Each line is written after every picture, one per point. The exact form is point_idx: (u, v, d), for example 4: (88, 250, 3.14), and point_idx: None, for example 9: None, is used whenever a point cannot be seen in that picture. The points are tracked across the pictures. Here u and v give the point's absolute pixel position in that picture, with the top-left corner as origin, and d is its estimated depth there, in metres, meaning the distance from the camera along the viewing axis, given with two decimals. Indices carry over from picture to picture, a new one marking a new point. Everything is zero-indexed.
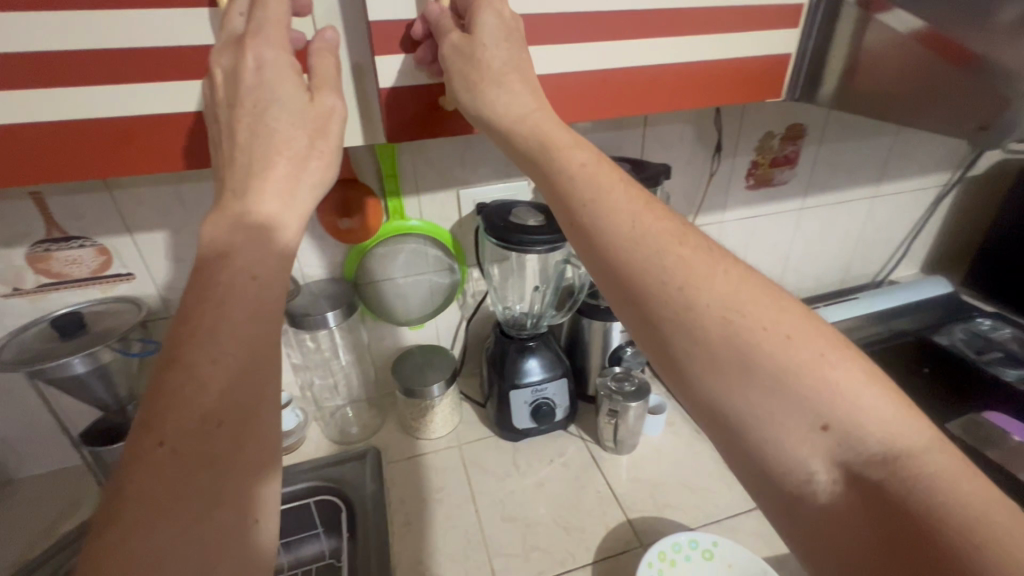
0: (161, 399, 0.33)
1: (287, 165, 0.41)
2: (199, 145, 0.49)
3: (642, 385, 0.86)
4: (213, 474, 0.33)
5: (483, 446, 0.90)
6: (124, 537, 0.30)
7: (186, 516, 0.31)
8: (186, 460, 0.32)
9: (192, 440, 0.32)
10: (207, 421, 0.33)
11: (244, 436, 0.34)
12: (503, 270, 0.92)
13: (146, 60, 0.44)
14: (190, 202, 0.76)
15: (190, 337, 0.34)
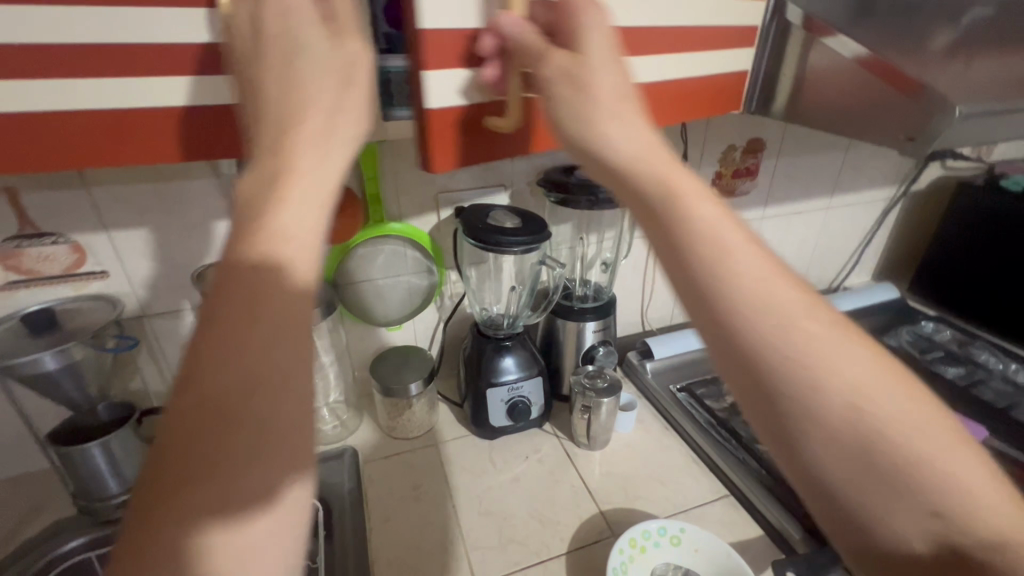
0: (186, 386, 0.29)
1: (317, 124, 0.37)
2: (201, 138, 0.48)
3: (614, 382, 0.90)
4: (229, 488, 0.28)
5: (459, 444, 0.92)
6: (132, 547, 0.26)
7: (196, 535, 0.27)
8: (201, 468, 0.28)
9: (212, 444, 0.28)
10: (229, 423, 0.29)
11: (266, 447, 0.30)
12: (480, 272, 0.96)
13: (142, 53, 0.43)
14: (169, 200, 0.77)
15: (222, 319, 0.30)
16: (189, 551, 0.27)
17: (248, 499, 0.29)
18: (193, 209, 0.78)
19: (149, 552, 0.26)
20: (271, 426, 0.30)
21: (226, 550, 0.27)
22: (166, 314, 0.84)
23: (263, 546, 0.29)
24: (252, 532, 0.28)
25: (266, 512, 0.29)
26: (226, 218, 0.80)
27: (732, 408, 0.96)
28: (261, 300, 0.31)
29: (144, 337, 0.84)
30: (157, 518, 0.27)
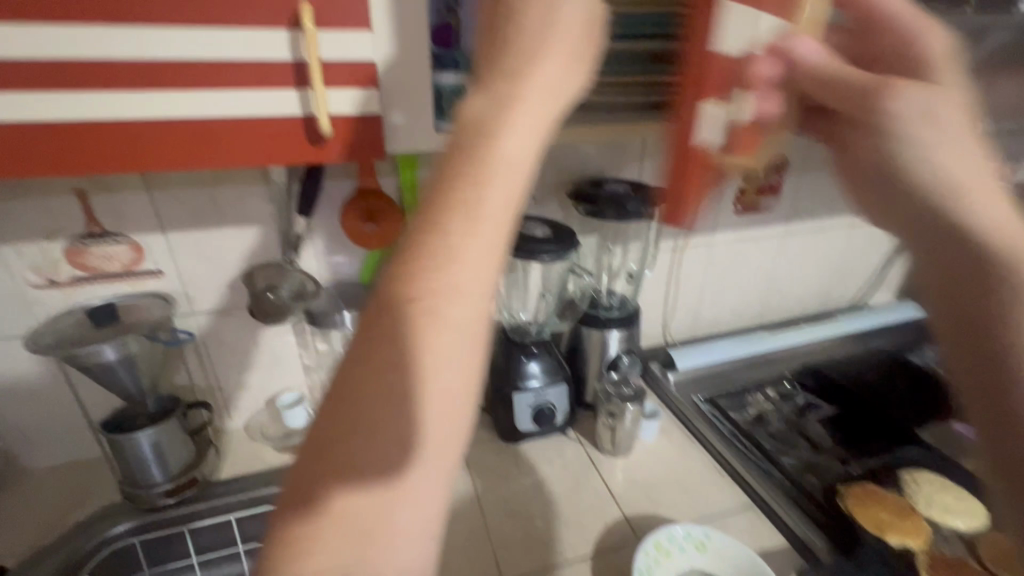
0: (354, 377, 0.29)
1: (551, 71, 0.33)
2: (276, 145, 0.49)
3: (639, 389, 0.91)
4: (379, 488, 0.28)
5: (486, 447, 0.95)
6: (288, 528, 0.28)
7: (346, 530, 0.27)
8: (357, 465, 0.28)
9: (372, 443, 0.28)
10: (391, 425, 0.29)
11: (418, 458, 0.29)
12: (508, 281, 0.99)
13: (228, 73, 0.45)
14: (223, 204, 0.82)
15: (395, 318, 0.30)
16: (338, 547, 0.27)
17: (397, 505, 0.28)
18: (245, 214, 0.83)
19: (300, 535, 0.27)
20: (426, 436, 0.29)
21: (368, 552, 0.28)
22: (213, 312, 0.88)
23: (403, 558, 0.28)
24: (396, 538, 0.28)
25: (409, 521, 0.29)
26: (273, 223, 0.85)
27: (755, 419, 0.97)
28: (439, 308, 0.30)
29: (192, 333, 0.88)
30: (312, 506, 0.28)
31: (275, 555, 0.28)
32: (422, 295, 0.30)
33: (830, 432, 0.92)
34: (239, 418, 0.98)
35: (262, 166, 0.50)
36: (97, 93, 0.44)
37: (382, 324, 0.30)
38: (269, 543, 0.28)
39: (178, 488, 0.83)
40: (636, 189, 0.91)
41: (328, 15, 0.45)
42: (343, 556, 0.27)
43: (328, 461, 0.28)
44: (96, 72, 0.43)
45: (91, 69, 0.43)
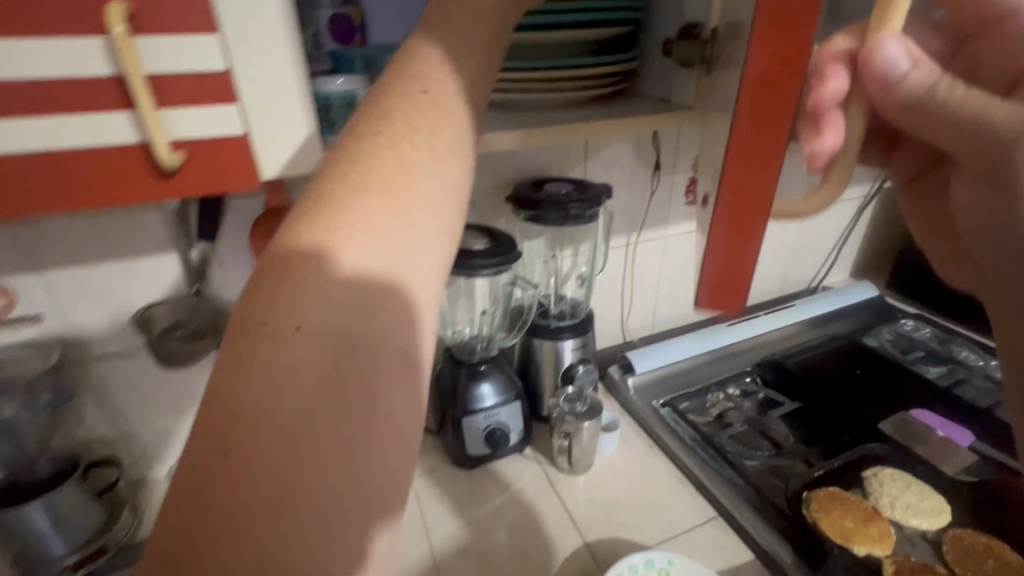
0: (328, 192, 0.29)
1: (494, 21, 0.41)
2: (109, 180, 0.38)
3: (595, 403, 0.86)
4: (365, 279, 0.27)
5: (436, 475, 0.88)
6: (250, 333, 0.24)
7: (329, 322, 0.25)
8: (338, 259, 0.26)
9: (356, 239, 0.27)
10: (376, 223, 0.28)
11: (407, 251, 0.28)
12: (451, 293, 0.92)
13: (16, 95, 0.34)
14: (108, 235, 0.71)
15: (367, 145, 0.31)
16: (320, 339, 0.24)
17: (389, 296, 0.27)
18: (137, 243, 0.73)
19: (271, 333, 0.24)
20: (414, 237, 0.29)
21: (358, 343, 0.25)
22: (111, 355, 0.78)
23: (397, 354, 0.26)
24: (387, 331, 0.26)
25: (403, 313, 0.27)
26: (173, 252, 0.75)
27: (717, 421, 0.93)
28: (411, 134, 0.32)
29: (87, 383, 0.77)
30: (284, 301, 0.25)
31: (227, 380, 0.23)
32: (390, 126, 0.32)
33: (790, 429, 0.91)
34: (159, 466, 0.88)
35: (96, 207, 0.39)
36: None
37: (352, 154, 0.31)
38: (223, 359, 0.24)
39: (86, 558, 0.73)
40: (579, 189, 0.84)
41: (153, 15, 0.35)
42: (330, 348, 0.25)
43: (301, 261, 0.26)
44: None
45: None
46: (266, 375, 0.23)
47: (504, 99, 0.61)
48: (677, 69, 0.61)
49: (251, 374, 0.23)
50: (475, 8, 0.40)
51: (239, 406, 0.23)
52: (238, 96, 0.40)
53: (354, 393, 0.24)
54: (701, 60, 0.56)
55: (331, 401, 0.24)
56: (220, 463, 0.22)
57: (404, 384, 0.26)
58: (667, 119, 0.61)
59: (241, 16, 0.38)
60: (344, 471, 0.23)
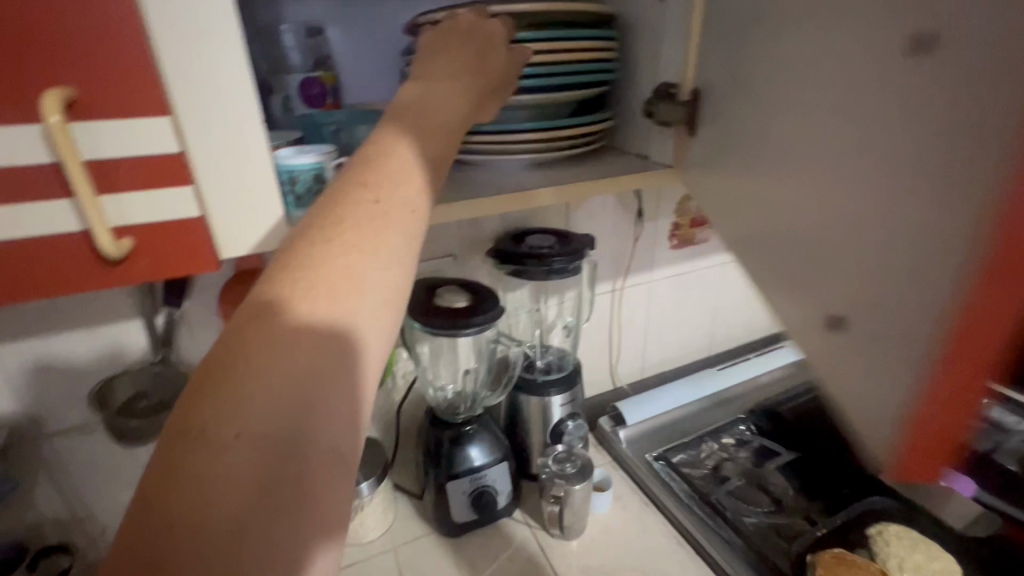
0: (275, 290, 0.29)
1: (459, 97, 0.44)
2: (49, 271, 0.36)
3: (585, 464, 0.82)
4: (304, 386, 0.27)
5: (420, 546, 0.83)
6: (187, 439, 0.25)
7: (283, 399, 0.27)
8: (280, 364, 0.27)
9: (299, 342, 0.28)
10: (318, 327, 0.29)
11: (348, 354, 0.29)
12: (433, 348, 0.87)
13: None
14: (67, 305, 0.67)
15: (317, 244, 0.31)
16: (268, 430, 0.26)
17: (329, 398, 0.28)
18: (98, 311, 0.69)
19: (209, 441, 0.25)
20: (356, 338, 0.30)
21: (295, 450, 0.26)
22: (68, 430, 0.73)
23: (330, 457, 0.28)
24: (337, 407, 0.28)
25: (339, 416, 0.28)
26: (137, 318, 0.71)
27: (713, 474, 0.90)
28: (362, 234, 0.32)
29: (40, 461, 0.72)
30: (242, 377, 0.26)
31: (184, 441, 0.25)
32: (342, 224, 0.32)
33: (788, 481, 0.88)
34: None
35: (33, 300, 0.36)
36: None
37: (302, 252, 0.31)
38: (160, 463, 0.24)
39: None
40: (562, 240, 0.83)
41: (95, 101, 0.33)
42: (267, 456, 0.26)
43: (242, 364, 0.26)
44: None
45: None
46: (203, 484, 0.24)
47: (472, 159, 0.61)
48: (655, 127, 0.61)
49: (187, 483, 0.24)
50: (435, 114, 0.42)
51: (173, 515, 0.23)
52: (191, 178, 0.38)
53: (287, 497, 0.26)
54: (684, 120, 0.55)
55: (264, 509, 0.25)
56: (176, 529, 0.23)
57: (334, 484, 0.27)
58: (646, 177, 0.60)
59: (192, 100, 0.36)
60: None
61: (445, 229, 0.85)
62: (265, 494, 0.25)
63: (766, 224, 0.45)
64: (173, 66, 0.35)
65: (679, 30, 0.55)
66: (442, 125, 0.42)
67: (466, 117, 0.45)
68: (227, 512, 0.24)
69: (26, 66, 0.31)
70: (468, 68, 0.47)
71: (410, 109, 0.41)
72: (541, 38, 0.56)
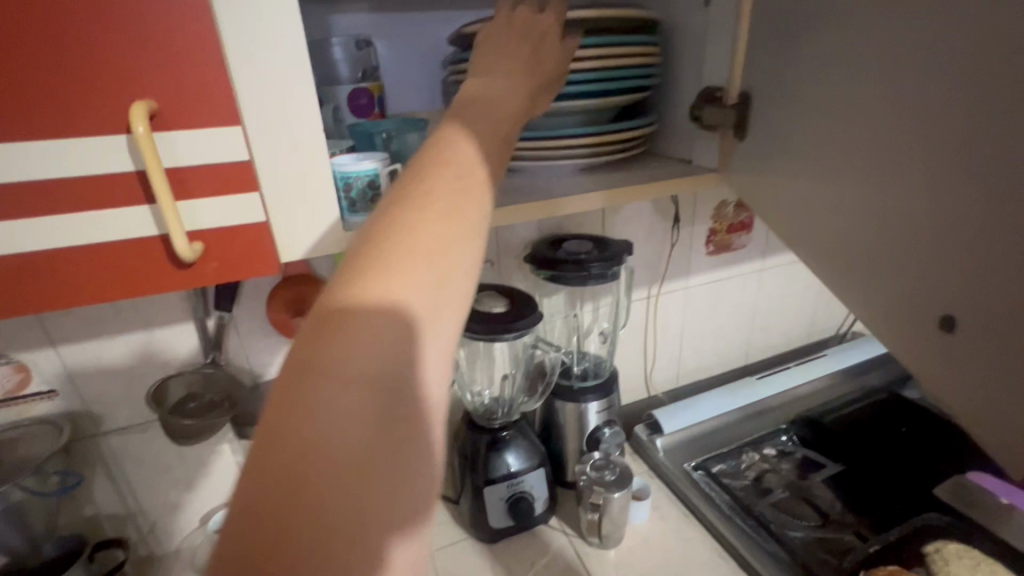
0: (373, 253, 0.30)
1: (515, 88, 0.45)
2: (127, 273, 0.38)
3: (624, 472, 0.81)
4: (405, 346, 0.28)
5: (458, 550, 0.83)
6: (292, 414, 0.26)
7: (375, 377, 0.27)
8: (368, 348, 0.27)
9: (400, 303, 0.29)
10: (417, 291, 0.29)
11: (442, 318, 0.30)
12: (470, 353, 0.89)
13: (36, 195, 0.34)
14: (127, 308, 0.70)
15: (409, 214, 0.32)
16: (365, 407, 0.27)
17: (426, 356, 0.29)
18: (155, 315, 0.72)
19: (323, 391, 0.26)
20: (448, 302, 0.31)
21: (397, 404, 0.28)
22: (124, 429, 0.76)
23: (428, 412, 0.29)
24: (424, 383, 0.29)
25: (433, 375, 0.30)
26: (190, 322, 0.74)
27: (755, 486, 0.88)
28: (449, 206, 0.33)
29: (97, 457, 0.75)
30: (336, 355, 0.27)
31: (290, 416, 0.26)
32: (432, 194, 0.33)
33: (835, 495, 0.85)
34: (169, 543, 0.83)
35: (112, 300, 0.38)
36: None
37: (395, 220, 0.31)
38: (278, 409, 0.26)
39: None
40: (600, 246, 0.83)
41: (175, 112, 0.35)
42: (375, 409, 0.27)
43: (332, 349, 0.27)
44: None
45: None
46: (311, 462, 0.25)
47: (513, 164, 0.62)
48: (699, 132, 0.61)
49: (305, 427, 0.26)
50: (495, 107, 0.43)
51: (295, 455, 0.25)
52: (257, 184, 0.39)
53: (393, 445, 0.27)
54: (735, 124, 0.55)
55: (374, 455, 0.27)
56: (289, 500, 0.25)
57: (427, 457, 0.28)
58: (691, 180, 0.60)
59: (260, 109, 0.38)
60: (383, 515, 0.26)
61: None
62: (374, 444, 0.27)
63: (847, 229, 0.46)
64: (241, 74, 0.36)
65: (725, 36, 0.55)
66: (500, 116, 0.43)
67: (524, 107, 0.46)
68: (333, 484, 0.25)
69: (115, 83, 0.33)
70: (520, 63, 0.47)
71: (472, 103, 0.42)
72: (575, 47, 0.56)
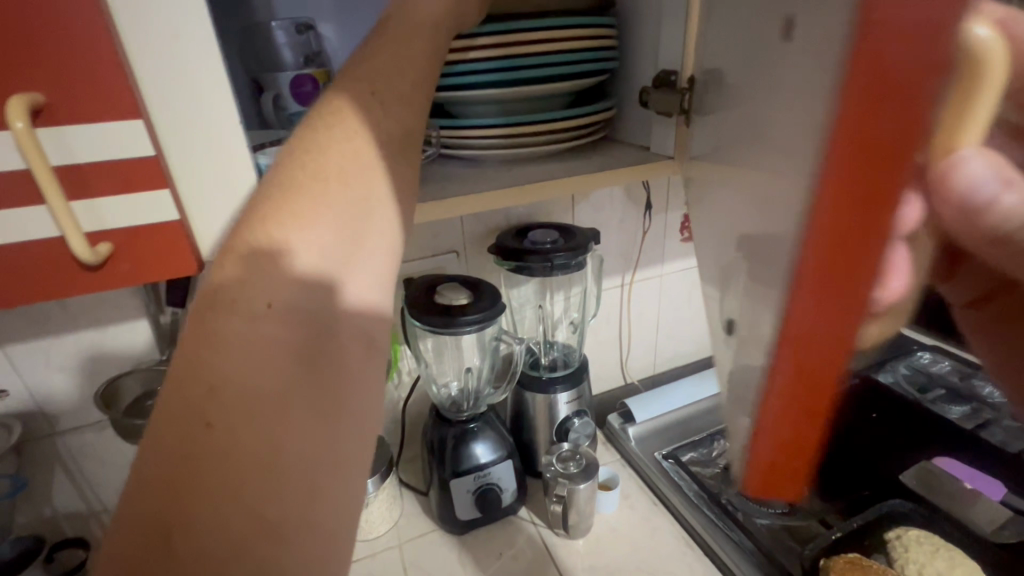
0: (284, 189, 0.30)
1: (438, 27, 0.44)
2: (34, 275, 0.36)
3: (590, 462, 0.81)
4: (322, 267, 0.29)
5: (427, 541, 0.83)
6: (203, 353, 0.26)
7: (288, 311, 0.28)
8: (273, 285, 0.28)
9: (314, 232, 0.29)
10: (330, 219, 0.30)
11: (361, 247, 0.31)
12: (436, 345, 0.88)
13: None
14: (73, 306, 0.68)
15: (316, 148, 0.32)
16: (281, 341, 0.27)
17: (348, 282, 0.30)
18: (105, 312, 0.70)
19: (237, 324, 0.26)
20: (367, 233, 0.32)
21: (317, 328, 0.28)
22: (83, 428, 0.74)
23: (356, 338, 0.30)
24: (344, 317, 0.29)
25: (356, 301, 0.30)
26: (143, 319, 0.73)
27: None
28: (357, 141, 0.34)
29: (55, 457, 0.74)
30: (242, 294, 0.27)
31: (198, 358, 0.26)
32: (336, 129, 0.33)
33: None
34: None
35: (24, 303, 0.37)
36: None
37: (302, 158, 0.32)
38: (193, 346, 0.26)
39: None
40: (566, 235, 0.81)
41: (64, 105, 0.33)
42: (293, 335, 0.27)
43: (237, 288, 0.27)
44: None
45: None
46: (227, 396, 0.25)
47: (454, 153, 0.61)
48: (655, 118, 0.59)
49: (215, 364, 0.26)
50: (411, 50, 0.41)
51: (214, 385, 0.25)
52: (166, 180, 0.37)
53: (320, 370, 0.28)
54: (680, 110, 0.52)
55: (299, 379, 0.27)
56: (205, 434, 0.24)
57: (354, 385, 0.29)
58: (646, 169, 0.58)
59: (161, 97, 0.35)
60: (318, 435, 0.26)
61: (447, 225, 0.84)
62: (299, 370, 0.27)
63: None
64: (139, 56, 0.34)
65: (674, 15, 0.52)
66: (412, 50, 0.41)
67: (440, 45, 0.44)
68: (252, 415, 0.25)
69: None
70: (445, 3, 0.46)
71: (389, 42, 0.41)
72: (492, 34, 0.53)
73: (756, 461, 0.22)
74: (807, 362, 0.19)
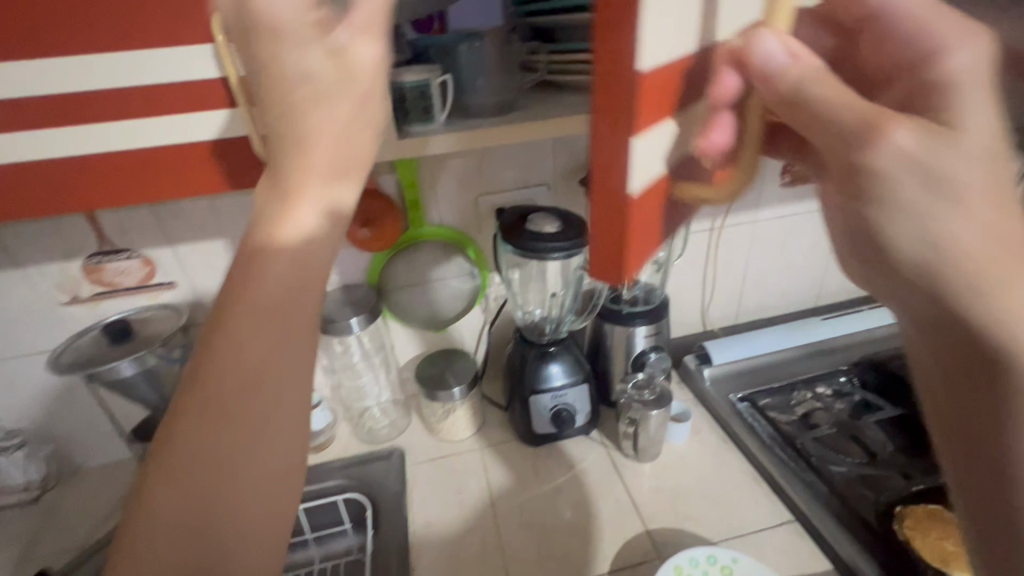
0: (206, 333, 0.35)
1: None
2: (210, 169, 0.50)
3: (664, 392, 0.85)
4: (227, 418, 0.34)
5: (506, 448, 0.92)
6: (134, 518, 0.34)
7: (188, 482, 0.34)
8: (179, 458, 0.34)
9: (213, 389, 0.34)
10: (237, 378, 0.34)
11: (314, 281, 0.36)
12: (523, 274, 0.93)
13: (146, 98, 0.46)
14: (223, 214, 0.81)
15: None
16: (182, 509, 0.33)
17: (246, 443, 0.34)
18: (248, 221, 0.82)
19: (159, 482, 0.34)
20: (274, 381, 0.35)
21: (212, 495, 0.34)
22: None
23: (247, 459, 0.34)
24: (240, 475, 0.34)
25: (261, 436, 0.35)
26: None
27: (801, 421, 0.87)
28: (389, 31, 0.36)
29: None
30: (158, 472, 0.34)
31: (132, 526, 0.34)
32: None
33: (888, 437, 0.83)
34: None
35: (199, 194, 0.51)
36: (46, 131, 0.45)
37: None
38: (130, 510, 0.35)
39: None
40: None
41: None
42: (191, 504, 0.34)
43: (157, 466, 0.34)
44: (44, 111, 0.44)
45: (33, 107, 0.44)
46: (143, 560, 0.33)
47: (558, 79, 0.63)
48: None
49: (138, 534, 0.34)
50: None
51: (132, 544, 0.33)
52: None
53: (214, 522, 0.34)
54: None
55: (187, 545, 0.33)
56: None
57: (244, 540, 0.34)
58: None
59: None
60: None
61: (541, 158, 0.87)
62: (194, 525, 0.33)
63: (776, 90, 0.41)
64: None
65: None
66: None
67: None
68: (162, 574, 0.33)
69: None
70: None
71: None
72: None
73: (596, 244, 0.30)
74: (606, 173, 0.28)
